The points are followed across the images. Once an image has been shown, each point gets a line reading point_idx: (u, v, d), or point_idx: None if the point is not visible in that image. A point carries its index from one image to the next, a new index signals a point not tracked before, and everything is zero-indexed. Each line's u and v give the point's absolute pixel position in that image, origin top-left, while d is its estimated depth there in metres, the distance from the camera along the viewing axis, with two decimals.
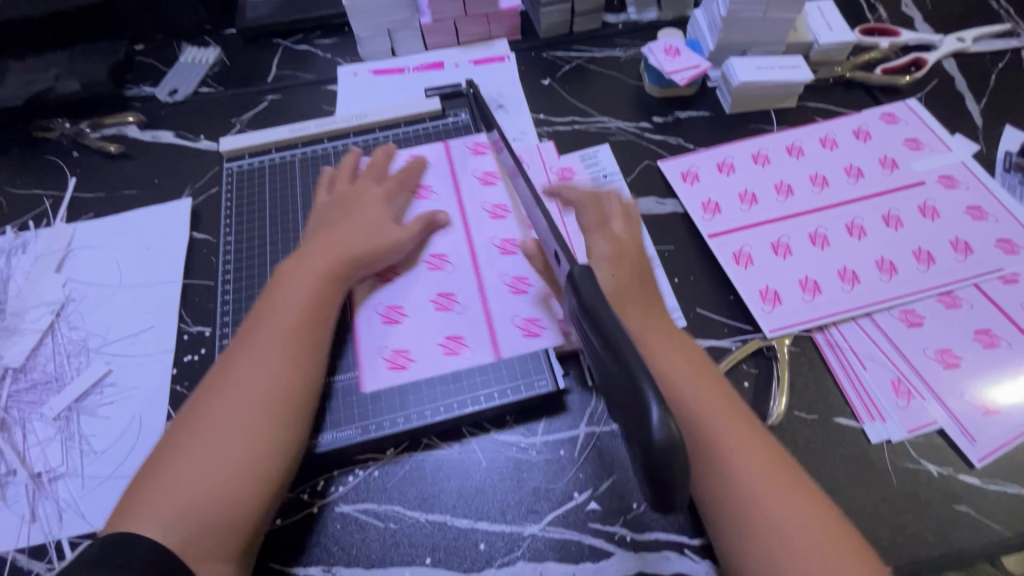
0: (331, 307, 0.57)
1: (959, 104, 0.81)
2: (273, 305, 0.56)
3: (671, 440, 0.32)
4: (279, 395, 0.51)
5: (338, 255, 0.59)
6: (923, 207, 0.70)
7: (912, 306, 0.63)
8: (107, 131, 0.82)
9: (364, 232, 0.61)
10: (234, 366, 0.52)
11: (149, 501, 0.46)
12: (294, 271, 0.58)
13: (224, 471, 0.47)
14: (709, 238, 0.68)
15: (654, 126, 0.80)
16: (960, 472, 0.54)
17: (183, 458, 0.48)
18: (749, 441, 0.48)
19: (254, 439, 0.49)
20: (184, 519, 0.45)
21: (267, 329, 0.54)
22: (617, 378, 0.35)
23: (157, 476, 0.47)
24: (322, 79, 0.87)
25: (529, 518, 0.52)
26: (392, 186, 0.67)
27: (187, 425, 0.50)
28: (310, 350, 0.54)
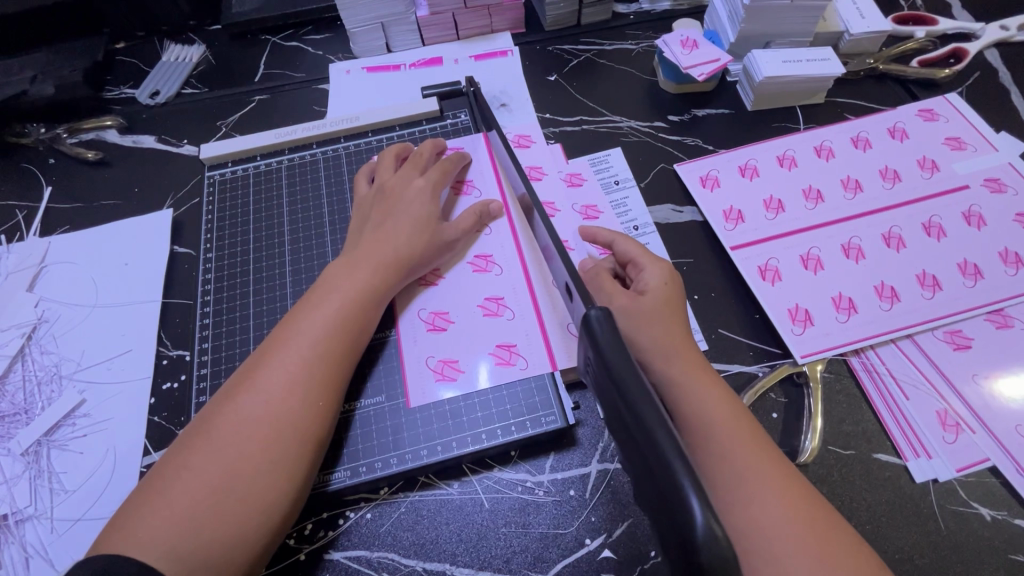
0: (369, 324, 0.51)
1: (1003, 99, 0.74)
2: (305, 309, 0.50)
3: (719, 547, 0.25)
4: (301, 415, 0.45)
5: (382, 257, 0.54)
6: (968, 214, 0.63)
7: (958, 327, 0.57)
8: (85, 137, 0.77)
9: (411, 230, 0.56)
10: (263, 377, 0.46)
11: (143, 518, 0.40)
12: (334, 274, 0.53)
13: (228, 495, 0.41)
14: (732, 251, 0.62)
15: (670, 125, 0.74)
16: (1016, 517, 0.49)
17: (186, 472, 0.42)
18: (774, 474, 0.44)
19: (274, 469, 0.43)
20: (175, 547, 0.39)
21: (302, 341, 0.48)
22: (645, 456, 0.29)
23: (157, 491, 0.41)
24: (313, 78, 0.82)
25: (536, 567, 0.48)
26: (443, 178, 0.61)
27: (196, 436, 0.44)
28: (341, 364, 0.48)
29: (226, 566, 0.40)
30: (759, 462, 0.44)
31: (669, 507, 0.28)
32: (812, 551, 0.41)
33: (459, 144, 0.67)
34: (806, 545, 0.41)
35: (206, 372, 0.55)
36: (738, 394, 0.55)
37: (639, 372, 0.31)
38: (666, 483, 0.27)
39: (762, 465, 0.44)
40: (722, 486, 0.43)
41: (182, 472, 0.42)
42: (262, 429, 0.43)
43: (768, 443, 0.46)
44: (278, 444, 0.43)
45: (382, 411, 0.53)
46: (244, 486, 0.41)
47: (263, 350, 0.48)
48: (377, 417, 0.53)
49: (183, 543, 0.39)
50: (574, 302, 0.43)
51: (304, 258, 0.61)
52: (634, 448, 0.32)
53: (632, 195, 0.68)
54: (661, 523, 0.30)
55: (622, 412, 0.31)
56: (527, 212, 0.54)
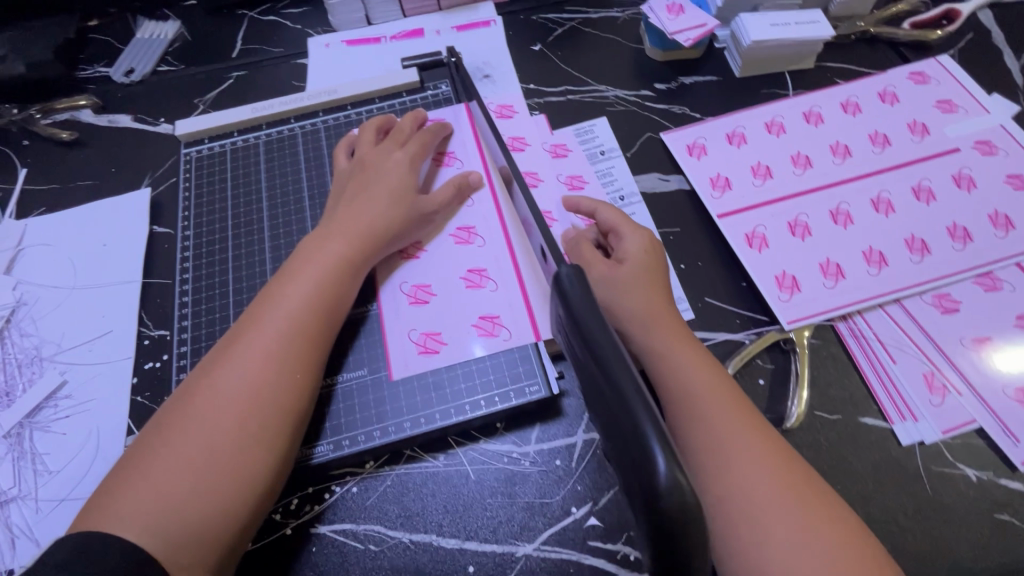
0: (346, 295, 0.51)
1: (996, 60, 0.73)
2: (280, 282, 0.49)
3: (683, 499, 0.25)
4: (279, 387, 0.44)
5: (360, 229, 0.53)
6: (957, 176, 0.62)
7: (946, 290, 0.56)
8: (59, 117, 0.75)
9: (390, 203, 0.55)
10: (237, 352, 0.45)
11: (122, 497, 0.39)
12: (310, 246, 0.52)
13: (206, 471, 0.40)
14: (718, 219, 0.61)
15: (657, 94, 0.72)
16: (1001, 477, 0.49)
17: (164, 450, 0.41)
18: (757, 440, 0.43)
19: (253, 442, 0.42)
20: (155, 523, 0.38)
21: (275, 314, 0.47)
22: (612, 410, 0.29)
23: (133, 470, 0.41)
24: (292, 53, 0.80)
25: (523, 536, 0.48)
26: (422, 150, 0.59)
27: (172, 413, 0.43)
28: (318, 335, 0.48)
29: (211, 540, 0.40)
30: (742, 426, 0.44)
31: (633, 460, 0.28)
32: (793, 512, 0.40)
33: (440, 115, 0.66)
34: (788, 506, 0.41)
35: (186, 351, 0.55)
36: (724, 361, 0.54)
37: (609, 327, 0.31)
38: (632, 437, 0.27)
39: (746, 430, 0.44)
40: (706, 453, 0.43)
41: (160, 450, 0.41)
42: (239, 403, 0.43)
43: (751, 409, 0.46)
44: (258, 417, 0.43)
45: (365, 385, 0.53)
46: (225, 460, 0.41)
47: (237, 324, 0.47)
48: (359, 391, 0.52)
49: (165, 520, 0.39)
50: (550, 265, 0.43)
51: (283, 234, 0.60)
52: (601, 404, 0.32)
53: (618, 164, 0.66)
54: (626, 477, 0.30)
55: (591, 368, 0.31)
56: (507, 181, 0.53)
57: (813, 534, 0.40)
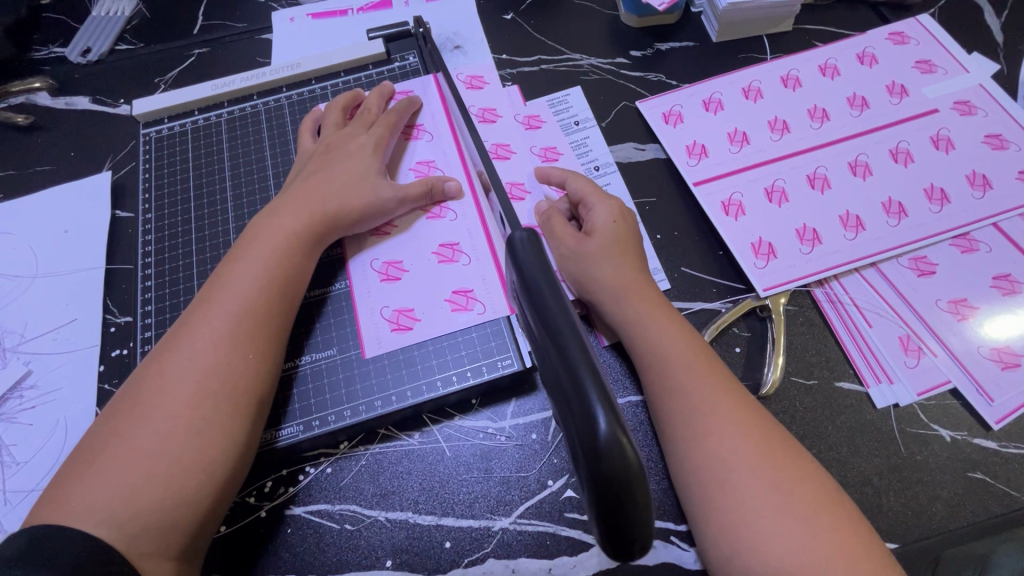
0: (300, 277, 0.50)
1: (976, 19, 0.71)
2: (229, 267, 0.49)
3: (622, 456, 0.26)
4: (231, 372, 0.44)
5: (312, 209, 0.52)
6: (936, 137, 0.61)
7: (923, 253, 0.56)
8: (14, 101, 0.72)
9: (350, 182, 0.53)
10: (188, 340, 0.45)
11: (74, 491, 0.40)
12: (258, 228, 0.51)
13: (163, 460, 0.41)
14: (694, 187, 0.60)
15: (632, 61, 0.70)
16: (976, 437, 0.49)
17: (114, 444, 0.41)
18: (735, 410, 0.43)
19: (209, 429, 0.42)
20: (114, 514, 0.39)
21: (226, 300, 0.46)
22: (559, 375, 0.29)
23: (89, 464, 0.41)
24: (255, 27, 0.76)
25: (499, 510, 0.47)
26: (388, 132, 0.57)
27: (122, 407, 0.43)
28: (269, 317, 0.47)
29: (174, 527, 0.40)
30: (721, 395, 0.43)
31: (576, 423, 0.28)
32: (772, 478, 0.40)
33: (408, 88, 0.64)
34: (764, 472, 0.40)
35: (151, 336, 0.54)
36: (700, 330, 0.54)
37: (561, 291, 0.32)
38: (575, 395, 0.28)
39: (724, 399, 0.43)
40: (681, 424, 0.43)
41: (111, 444, 0.41)
42: (189, 391, 0.43)
43: (729, 378, 0.45)
44: (210, 404, 0.43)
45: (334, 364, 0.52)
46: (180, 448, 0.41)
47: (186, 315, 0.47)
48: (329, 371, 0.52)
49: (122, 511, 0.39)
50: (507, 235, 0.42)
51: (247, 213, 0.58)
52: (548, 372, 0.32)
53: (593, 134, 0.65)
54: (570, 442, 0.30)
55: (540, 330, 0.31)
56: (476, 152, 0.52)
57: (787, 497, 0.40)
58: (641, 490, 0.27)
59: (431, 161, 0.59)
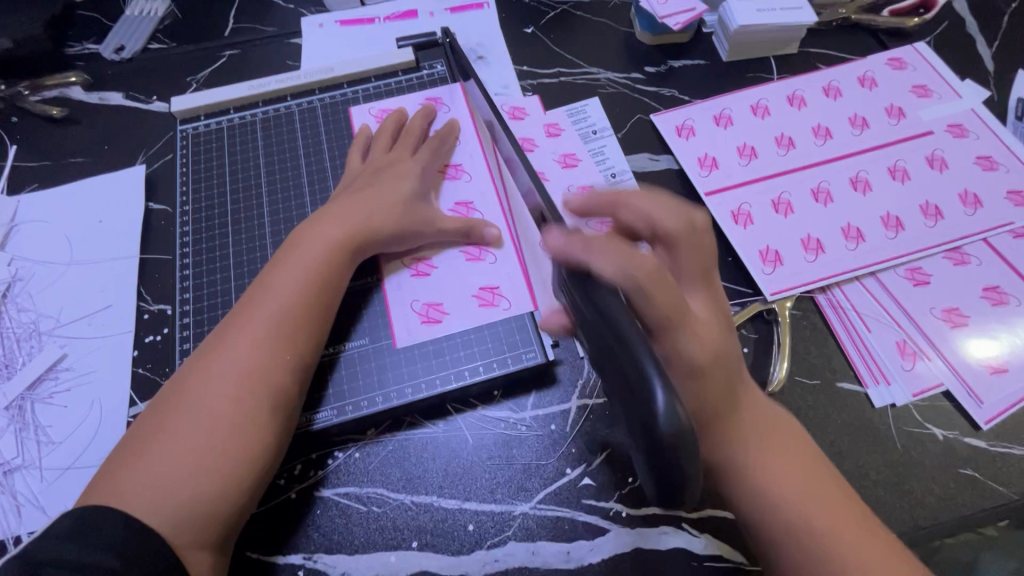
0: (337, 281, 0.53)
1: (969, 47, 0.76)
2: (271, 271, 0.52)
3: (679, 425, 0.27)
4: (270, 370, 0.47)
5: (349, 218, 0.55)
6: (931, 157, 0.65)
7: (918, 264, 0.60)
8: (48, 94, 0.74)
9: (391, 193, 0.57)
10: (232, 339, 0.48)
11: (126, 476, 0.43)
12: (301, 234, 0.54)
13: (207, 450, 0.44)
14: (706, 196, 0.64)
15: (647, 77, 0.74)
16: (967, 436, 0.52)
17: (161, 434, 0.45)
18: (801, 476, 0.42)
19: (249, 423, 0.46)
20: (161, 501, 0.42)
21: (268, 302, 0.50)
22: (625, 378, 0.29)
23: (139, 450, 0.44)
24: (285, 32, 0.79)
25: (520, 496, 0.50)
26: (431, 156, 0.61)
27: (170, 398, 0.47)
28: (307, 319, 0.50)
29: (217, 512, 0.43)
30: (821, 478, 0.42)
31: (631, 399, 0.29)
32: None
33: (437, 95, 0.67)
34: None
35: (189, 322, 0.57)
36: None
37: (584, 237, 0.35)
38: (633, 373, 0.29)
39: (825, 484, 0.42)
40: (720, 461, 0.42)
41: (159, 433, 0.45)
42: (233, 386, 0.46)
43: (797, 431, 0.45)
44: (254, 399, 0.46)
45: (366, 353, 0.54)
46: (223, 438, 0.45)
47: (230, 314, 0.51)
48: (362, 358, 0.54)
49: (168, 497, 0.42)
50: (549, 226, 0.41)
51: (282, 209, 0.61)
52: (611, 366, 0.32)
53: (609, 144, 0.68)
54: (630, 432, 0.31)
55: (598, 326, 0.32)
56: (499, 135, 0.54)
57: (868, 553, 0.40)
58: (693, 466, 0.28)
59: (460, 164, 0.63)
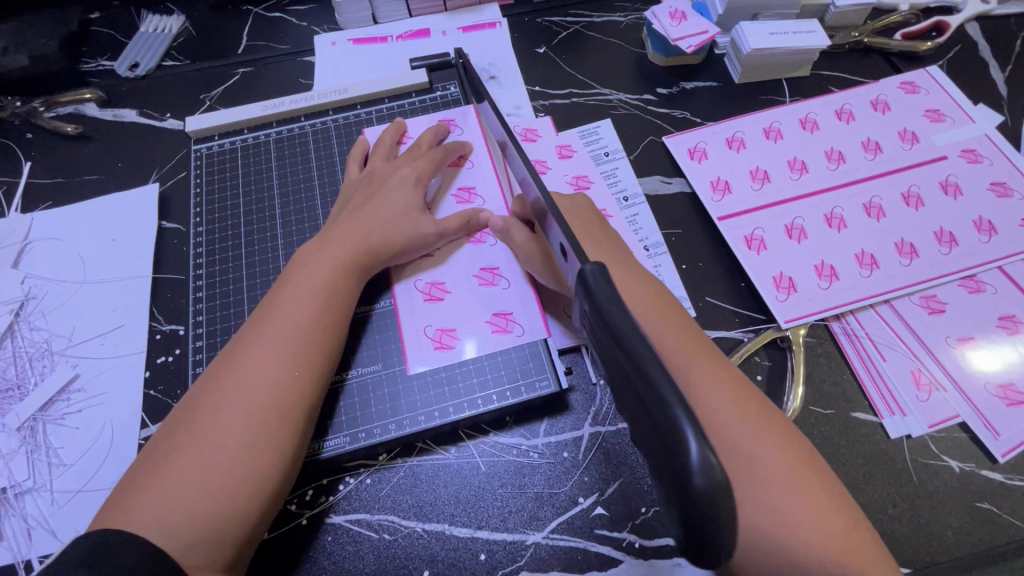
0: (346, 299, 0.53)
1: (982, 71, 0.76)
2: (281, 291, 0.52)
3: (714, 476, 0.26)
4: (280, 392, 0.47)
5: (357, 240, 0.55)
6: (945, 183, 0.65)
7: (933, 292, 0.59)
8: (63, 111, 0.74)
9: (397, 217, 0.57)
10: (242, 359, 0.48)
11: (138, 501, 0.43)
12: (310, 255, 0.54)
13: (218, 472, 0.44)
14: (719, 221, 0.63)
15: (659, 98, 0.74)
16: (983, 468, 0.52)
17: (172, 456, 0.45)
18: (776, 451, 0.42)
19: (259, 443, 0.45)
20: (172, 526, 0.42)
21: (278, 322, 0.50)
22: (656, 420, 0.28)
23: (151, 473, 0.44)
24: (299, 50, 0.80)
25: (532, 525, 0.50)
26: (433, 167, 0.61)
27: (181, 420, 0.47)
28: (318, 340, 0.50)
29: (230, 537, 0.43)
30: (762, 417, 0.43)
31: (661, 444, 0.28)
32: (805, 508, 0.40)
33: (450, 116, 0.68)
34: (800, 509, 0.40)
35: (202, 345, 0.57)
36: (724, 357, 0.57)
37: (602, 273, 0.33)
38: (662, 419, 0.27)
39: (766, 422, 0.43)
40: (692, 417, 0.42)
41: (170, 455, 0.45)
42: (243, 406, 0.46)
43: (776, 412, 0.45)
44: (262, 419, 0.46)
45: (379, 379, 0.54)
46: (235, 462, 0.45)
47: (239, 335, 0.51)
48: (374, 384, 0.54)
49: (180, 523, 0.42)
50: (565, 250, 0.40)
51: (295, 230, 0.61)
52: (634, 399, 0.31)
53: (622, 166, 0.68)
54: (657, 470, 0.30)
55: (623, 364, 0.30)
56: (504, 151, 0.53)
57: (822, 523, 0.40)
58: (727, 516, 0.27)
59: (472, 188, 0.63)
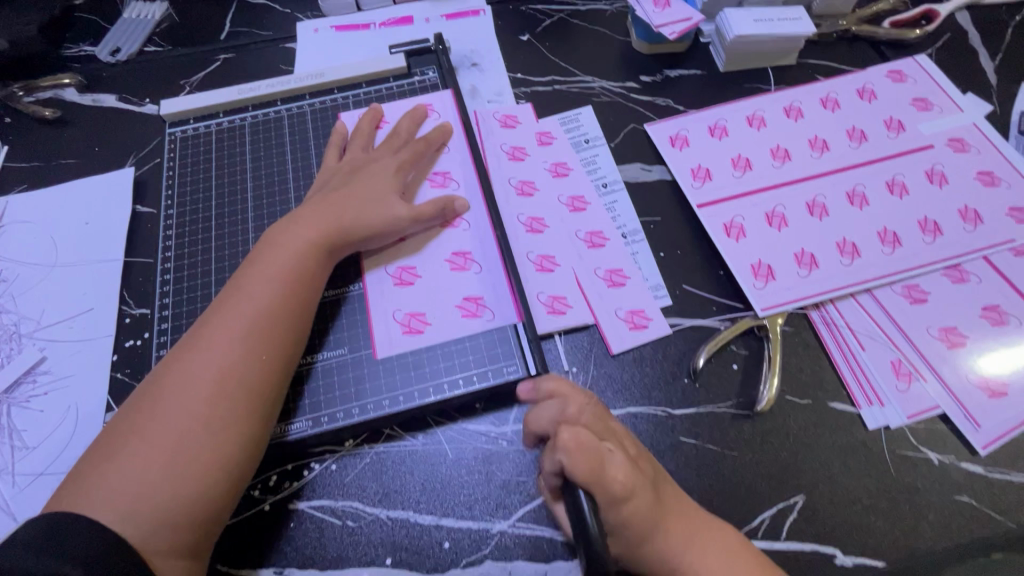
0: (315, 281, 0.53)
1: (972, 60, 0.75)
2: (248, 271, 0.51)
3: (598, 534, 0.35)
4: (246, 373, 0.47)
5: (327, 221, 0.54)
6: (930, 172, 0.64)
7: (916, 281, 0.58)
8: (42, 95, 0.74)
9: (370, 198, 0.56)
10: (205, 340, 0.48)
11: (97, 483, 0.42)
12: (277, 235, 0.53)
13: (182, 454, 0.43)
14: (698, 209, 0.62)
15: (641, 86, 0.73)
16: (963, 460, 0.51)
17: (134, 438, 0.44)
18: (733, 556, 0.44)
19: (223, 426, 0.45)
20: (132, 508, 0.41)
21: (245, 303, 0.49)
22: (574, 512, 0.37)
23: (111, 455, 0.43)
24: (281, 36, 0.79)
25: (498, 513, 0.48)
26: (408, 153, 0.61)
27: (142, 401, 0.46)
28: (284, 320, 0.49)
29: (192, 518, 0.43)
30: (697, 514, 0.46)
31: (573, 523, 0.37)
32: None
33: (428, 101, 0.67)
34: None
35: (168, 328, 0.56)
36: (698, 347, 0.55)
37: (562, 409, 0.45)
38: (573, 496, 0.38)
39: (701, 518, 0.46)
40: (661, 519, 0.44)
41: (131, 438, 0.44)
42: (206, 387, 0.45)
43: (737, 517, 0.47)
44: (226, 401, 0.45)
45: (346, 363, 0.53)
46: (198, 444, 0.44)
47: (206, 315, 0.50)
48: (340, 369, 0.53)
49: (140, 505, 0.42)
50: None
51: (267, 214, 0.61)
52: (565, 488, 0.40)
53: (602, 153, 0.67)
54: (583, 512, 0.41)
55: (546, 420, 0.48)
56: None
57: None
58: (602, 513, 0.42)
59: (447, 172, 0.62)
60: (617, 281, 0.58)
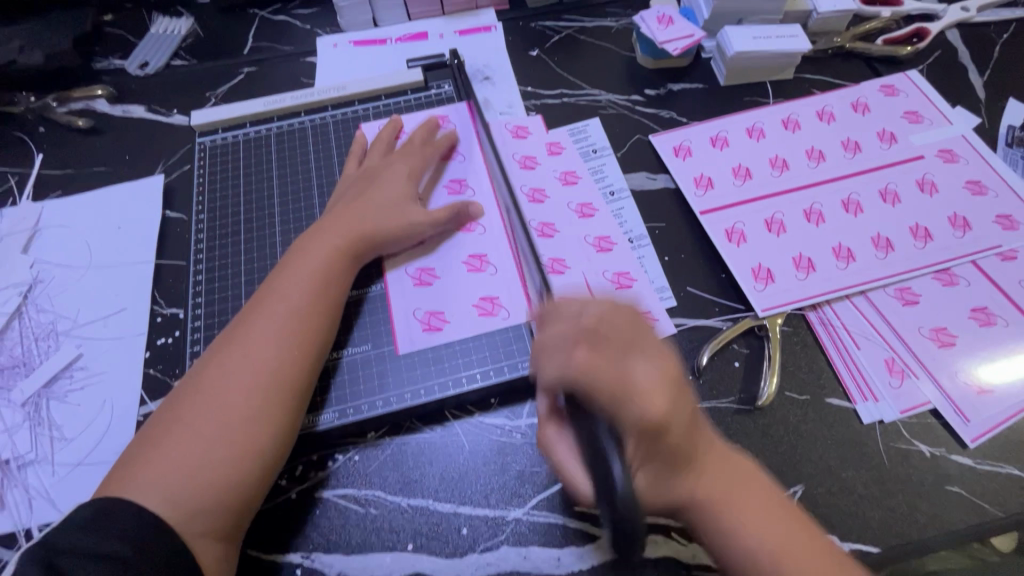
0: (342, 283, 0.56)
1: (961, 76, 0.78)
2: (279, 273, 0.55)
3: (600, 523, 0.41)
4: (280, 367, 0.50)
5: (353, 226, 0.57)
6: (921, 181, 0.67)
7: (908, 284, 0.61)
8: (75, 106, 0.78)
9: (392, 205, 0.60)
10: (241, 338, 0.51)
11: (142, 469, 0.45)
12: (307, 240, 0.57)
13: (221, 443, 0.46)
14: (701, 215, 0.66)
15: (646, 99, 0.77)
16: (954, 453, 0.53)
17: (176, 428, 0.47)
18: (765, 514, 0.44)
19: (258, 416, 0.48)
20: (174, 492, 0.44)
21: (278, 302, 0.52)
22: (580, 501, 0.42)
23: (154, 443, 0.46)
24: (302, 51, 0.83)
25: (513, 501, 0.51)
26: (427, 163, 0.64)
27: (183, 394, 0.49)
28: (314, 318, 0.53)
29: (231, 502, 0.46)
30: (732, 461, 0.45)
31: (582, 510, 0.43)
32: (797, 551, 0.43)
33: (444, 113, 0.70)
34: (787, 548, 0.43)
35: (200, 325, 0.59)
36: (702, 346, 0.58)
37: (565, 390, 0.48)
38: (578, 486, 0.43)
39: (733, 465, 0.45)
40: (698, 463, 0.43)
41: (173, 428, 0.47)
42: (243, 380, 0.49)
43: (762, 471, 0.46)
44: (261, 393, 0.48)
45: (368, 359, 0.57)
46: (236, 433, 0.47)
47: (241, 314, 0.53)
48: (363, 364, 0.56)
49: (182, 490, 0.44)
50: None
51: (292, 219, 0.64)
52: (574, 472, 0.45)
53: (609, 162, 0.71)
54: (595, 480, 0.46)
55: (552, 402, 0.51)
56: None
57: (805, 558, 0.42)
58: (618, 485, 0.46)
59: (463, 180, 0.66)
60: (624, 283, 0.61)
